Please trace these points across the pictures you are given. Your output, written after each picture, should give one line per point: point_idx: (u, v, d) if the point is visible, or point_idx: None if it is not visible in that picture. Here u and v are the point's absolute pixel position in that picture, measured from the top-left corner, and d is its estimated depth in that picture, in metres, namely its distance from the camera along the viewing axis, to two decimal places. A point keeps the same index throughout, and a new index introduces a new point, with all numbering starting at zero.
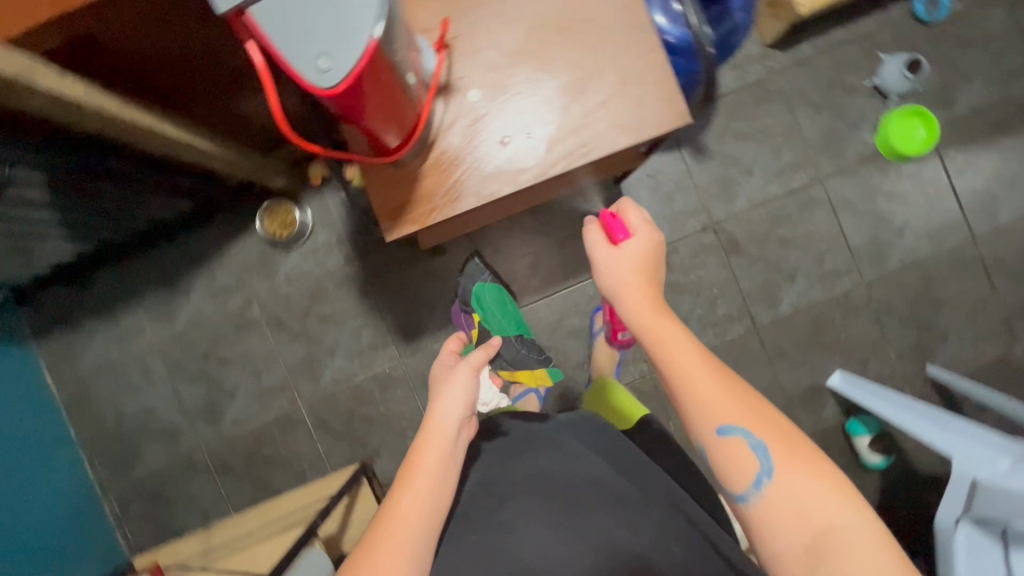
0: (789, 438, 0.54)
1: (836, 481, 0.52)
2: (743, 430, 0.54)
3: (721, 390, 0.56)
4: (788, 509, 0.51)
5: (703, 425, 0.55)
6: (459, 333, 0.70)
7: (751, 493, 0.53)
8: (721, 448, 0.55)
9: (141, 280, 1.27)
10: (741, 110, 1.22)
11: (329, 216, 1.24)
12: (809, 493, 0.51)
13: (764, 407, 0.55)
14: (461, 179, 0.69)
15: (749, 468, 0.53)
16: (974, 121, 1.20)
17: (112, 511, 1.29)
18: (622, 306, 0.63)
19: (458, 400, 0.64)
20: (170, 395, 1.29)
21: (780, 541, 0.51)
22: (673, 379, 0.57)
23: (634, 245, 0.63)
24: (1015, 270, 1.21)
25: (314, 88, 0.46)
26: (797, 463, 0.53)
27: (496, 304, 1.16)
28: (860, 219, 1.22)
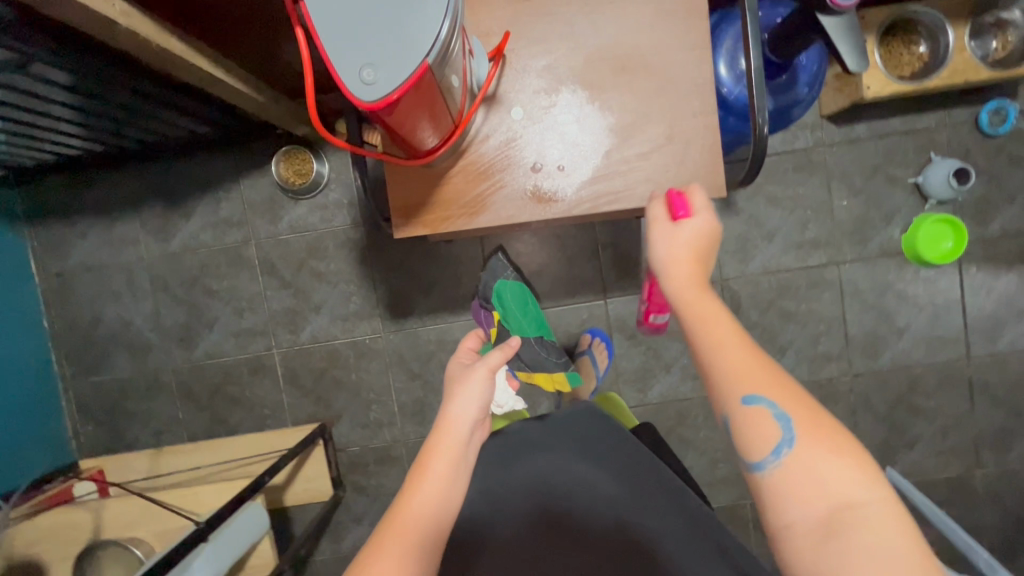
0: (818, 415, 0.49)
1: (861, 457, 0.47)
2: (769, 399, 0.49)
3: (750, 362, 0.51)
4: (808, 484, 0.46)
5: (726, 392, 0.51)
6: (478, 333, 0.77)
7: (769, 461, 0.48)
8: (744, 417, 0.50)
9: (146, 191, 1.25)
10: (779, 174, 1.19)
11: (346, 175, 1.22)
12: (833, 471, 0.46)
13: (795, 386, 0.50)
14: (483, 197, 0.69)
15: (772, 436, 0.48)
16: (1003, 243, 1.18)
17: (68, 409, 1.30)
18: (665, 277, 0.58)
19: (473, 400, 0.66)
20: (150, 311, 1.28)
21: (795, 509, 0.46)
22: (703, 342, 0.53)
23: (692, 224, 0.59)
24: (999, 398, 1.21)
25: (356, 98, 0.47)
26: (824, 440, 0.48)
27: (518, 303, 1.11)
28: (864, 311, 1.21)
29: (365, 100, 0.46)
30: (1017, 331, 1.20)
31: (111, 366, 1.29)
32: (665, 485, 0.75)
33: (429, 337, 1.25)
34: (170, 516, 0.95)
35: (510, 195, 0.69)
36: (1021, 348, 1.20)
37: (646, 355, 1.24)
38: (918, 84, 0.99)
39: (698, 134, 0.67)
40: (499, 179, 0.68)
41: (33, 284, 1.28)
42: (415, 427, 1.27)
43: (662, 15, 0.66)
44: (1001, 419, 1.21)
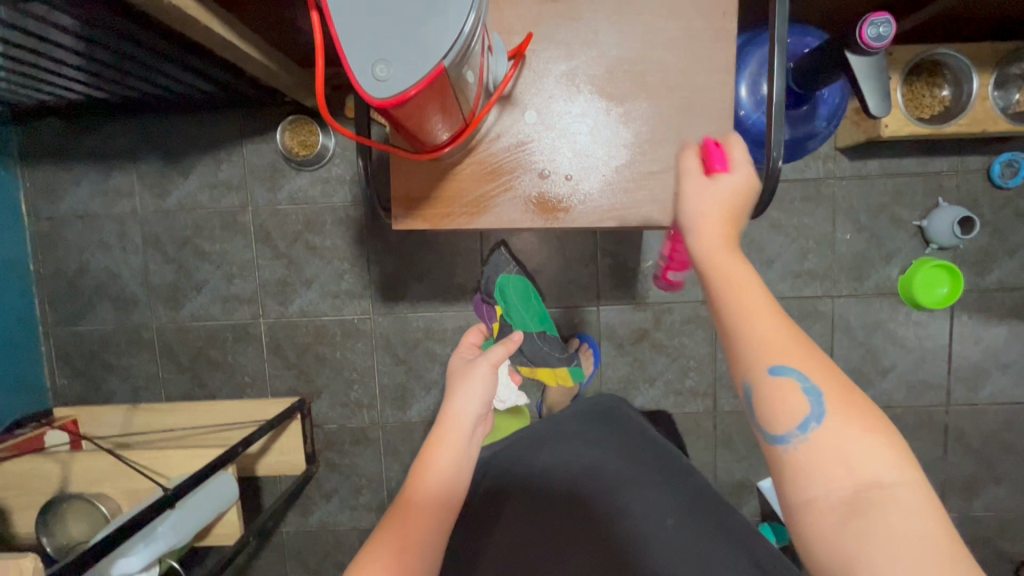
0: (848, 392, 0.46)
1: (894, 439, 0.44)
2: (798, 371, 0.46)
3: (779, 333, 0.48)
4: (832, 460, 0.43)
5: (752, 364, 0.47)
6: (478, 330, 0.78)
7: (794, 436, 0.45)
8: (769, 387, 0.46)
9: (146, 144, 1.23)
10: (786, 201, 1.19)
11: (351, 152, 1.20)
12: (862, 450, 0.43)
13: (827, 359, 0.47)
14: (488, 196, 0.67)
15: (797, 409, 0.45)
16: (998, 296, 1.19)
17: (46, 354, 1.28)
18: (694, 237, 0.56)
19: (476, 393, 0.67)
20: (138, 266, 1.26)
21: (818, 488, 0.43)
22: (731, 311, 0.49)
23: (731, 178, 0.58)
24: (972, 446, 1.23)
25: (369, 95, 0.45)
26: (854, 419, 0.45)
27: (520, 296, 1.10)
28: (852, 347, 1.22)
29: (376, 98, 0.45)
30: (999, 383, 1.21)
31: (94, 317, 1.27)
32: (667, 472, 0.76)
33: (418, 324, 1.24)
34: (139, 477, 0.95)
35: (515, 197, 0.67)
36: (1000, 401, 1.21)
37: (632, 366, 1.24)
38: (936, 129, 0.98)
39: None
40: (506, 180, 0.67)
41: (22, 225, 1.25)
42: (395, 411, 1.27)
43: (690, 34, 0.65)
44: (971, 468, 1.23)
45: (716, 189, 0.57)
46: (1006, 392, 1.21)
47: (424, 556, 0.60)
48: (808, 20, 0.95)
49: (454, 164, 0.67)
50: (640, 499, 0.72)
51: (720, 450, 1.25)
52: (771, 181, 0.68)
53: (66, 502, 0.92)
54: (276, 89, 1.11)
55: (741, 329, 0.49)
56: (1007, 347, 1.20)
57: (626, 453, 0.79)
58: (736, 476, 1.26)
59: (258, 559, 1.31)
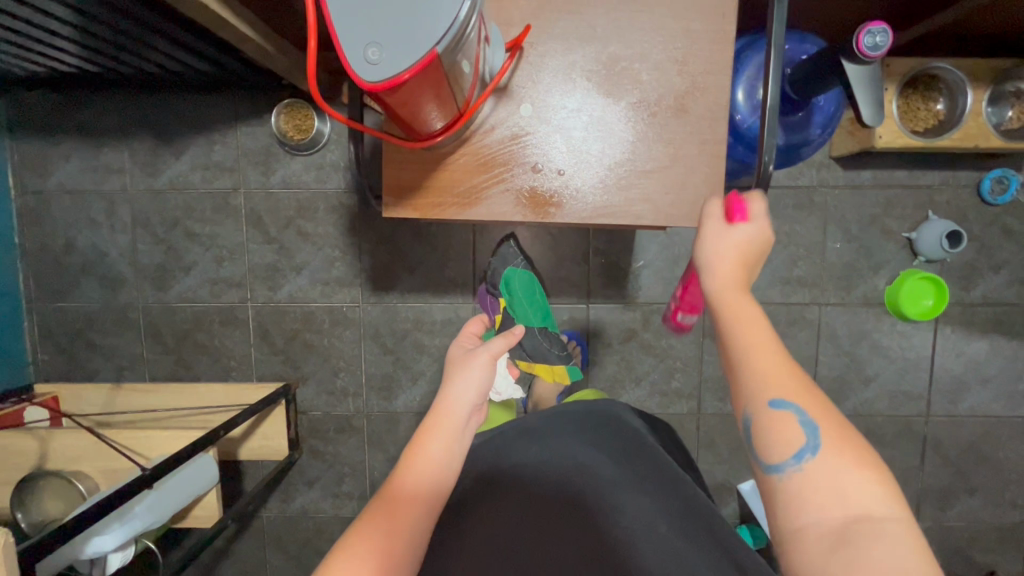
0: (844, 430, 0.49)
1: (882, 474, 0.47)
2: (795, 406, 0.50)
3: (782, 368, 0.51)
4: (823, 492, 0.46)
5: (755, 394, 0.51)
6: (482, 319, 0.78)
7: (789, 466, 0.48)
8: (766, 419, 0.50)
9: (138, 122, 1.21)
10: (779, 208, 1.19)
11: (346, 139, 1.19)
12: (855, 483, 0.46)
13: (825, 396, 0.50)
14: (479, 188, 0.67)
15: (794, 440, 0.48)
16: (981, 310, 1.20)
17: (29, 330, 1.27)
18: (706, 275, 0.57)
19: (473, 382, 0.68)
20: (126, 245, 1.25)
21: (810, 516, 0.46)
22: (733, 343, 0.53)
23: (745, 228, 0.57)
24: (949, 458, 1.24)
25: (360, 80, 0.45)
26: (847, 454, 0.48)
27: (525, 291, 1.08)
28: (837, 355, 1.23)
29: (367, 81, 0.44)
30: (978, 397, 1.23)
31: (80, 295, 1.26)
32: (665, 472, 0.72)
33: (407, 315, 1.24)
34: (118, 457, 0.94)
35: (504, 191, 0.67)
36: (978, 414, 1.23)
37: (618, 366, 1.25)
38: (928, 142, 0.99)
39: (703, 162, 0.66)
40: (496, 173, 0.67)
41: (8, 199, 1.23)
42: (380, 401, 1.26)
43: (687, 34, 0.65)
44: (948, 479, 1.25)
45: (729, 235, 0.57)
46: (984, 405, 1.23)
47: (411, 542, 0.60)
48: (808, 28, 0.95)
49: (446, 153, 0.67)
50: (629, 497, 0.68)
51: (702, 452, 1.26)
52: (762, 185, 0.68)
53: (43, 479, 0.92)
54: (273, 73, 1.10)
55: (746, 360, 0.52)
56: (987, 361, 1.22)
57: (625, 454, 0.75)
58: (717, 478, 1.27)
59: (237, 544, 1.31)
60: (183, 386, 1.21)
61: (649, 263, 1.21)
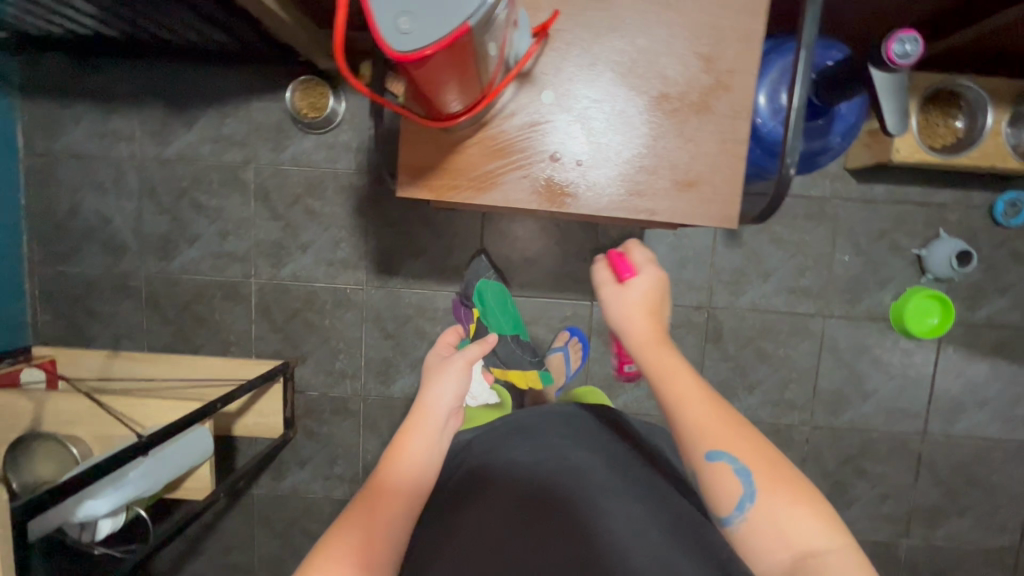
0: (772, 466, 0.55)
1: (813, 505, 0.54)
2: (729, 455, 0.56)
3: (713, 420, 0.58)
4: (769, 535, 0.53)
5: (692, 451, 0.57)
6: (457, 329, 0.81)
7: (733, 516, 0.55)
8: (709, 473, 0.56)
9: (152, 89, 1.20)
10: (790, 217, 1.19)
11: (360, 120, 1.19)
12: (793, 520, 0.53)
13: (751, 439, 0.57)
14: (492, 172, 0.67)
15: (734, 491, 0.55)
16: (985, 332, 1.20)
17: (29, 292, 1.26)
18: (626, 336, 0.65)
19: (450, 388, 0.70)
20: (132, 212, 1.24)
21: (764, 560, 0.54)
22: (671, 405, 0.59)
23: (638, 285, 0.65)
24: (942, 477, 1.24)
25: (388, 49, 0.44)
26: (780, 492, 0.55)
27: (498, 302, 1.14)
28: (837, 369, 1.23)
29: (396, 50, 0.44)
30: (975, 418, 1.22)
31: (82, 259, 1.25)
32: (655, 483, 0.71)
33: (409, 300, 1.23)
34: (113, 422, 0.94)
35: (518, 178, 0.67)
36: (974, 435, 1.23)
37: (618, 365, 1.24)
38: (945, 159, 0.99)
39: (723, 163, 0.66)
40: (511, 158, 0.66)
41: (16, 157, 1.22)
42: (377, 386, 1.26)
43: (716, 31, 0.64)
44: (939, 498, 1.25)
45: (624, 293, 0.65)
46: (981, 426, 1.23)
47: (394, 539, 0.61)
48: (833, 37, 0.94)
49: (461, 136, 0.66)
50: (622, 506, 0.65)
51: None
52: (782, 189, 0.66)
53: (38, 440, 0.92)
54: (292, 48, 1.09)
55: (683, 418, 0.58)
56: (987, 383, 1.21)
57: (616, 461, 0.73)
58: None
59: (225, 519, 1.30)
60: (182, 357, 1.20)
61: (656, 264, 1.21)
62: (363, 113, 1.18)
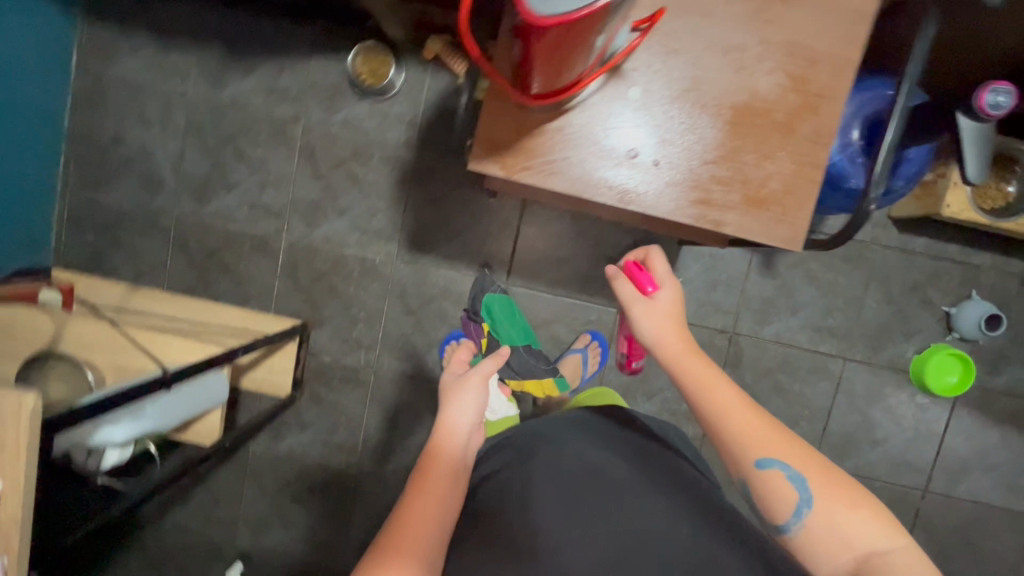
0: (825, 469, 0.55)
1: (873, 505, 0.54)
2: (781, 462, 0.55)
3: (759, 428, 0.57)
4: (829, 539, 0.53)
5: (742, 461, 0.57)
6: (471, 346, 0.77)
7: (793, 523, 0.55)
8: (759, 479, 0.56)
9: (215, 31, 1.20)
10: (827, 256, 1.19)
11: (416, 93, 1.18)
12: (854, 524, 0.53)
13: (795, 441, 0.57)
14: (566, 158, 0.66)
15: (789, 498, 0.54)
16: (1001, 399, 1.20)
17: (58, 214, 1.24)
18: (659, 350, 0.64)
19: (469, 405, 0.69)
20: (174, 151, 1.23)
21: (830, 564, 0.53)
22: (716, 415, 0.58)
23: (662, 296, 0.65)
24: (938, 535, 1.24)
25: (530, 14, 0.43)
26: (836, 493, 0.54)
27: (505, 314, 1.15)
28: (849, 413, 1.23)
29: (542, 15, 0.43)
30: (979, 482, 1.23)
31: (117, 190, 1.24)
32: (681, 479, 0.70)
33: (437, 280, 1.23)
34: (133, 354, 0.93)
35: (590, 168, 0.66)
36: (976, 499, 1.23)
37: (634, 376, 1.24)
38: (993, 221, 1.00)
39: (797, 185, 0.66)
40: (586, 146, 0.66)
41: (67, 78, 1.21)
42: (391, 360, 1.25)
43: (813, 55, 0.64)
44: (932, 556, 1.25)
45: (655, 308, 0.64)
46: (984, 491, 1.23)
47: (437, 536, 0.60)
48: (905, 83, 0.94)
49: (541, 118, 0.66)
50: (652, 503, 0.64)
51: None
52: (858, 224, 0.69)
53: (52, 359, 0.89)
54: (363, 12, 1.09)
55: (728, 429, 0.58)
56: (996, 449, 1.22)
57: (641, 459, 0.72)
58: None
59: (217, 470, 1.29)
60: (202, 301, 1.19)
61: (688, 281, 1.21)
62: (421, 86, 1.17)
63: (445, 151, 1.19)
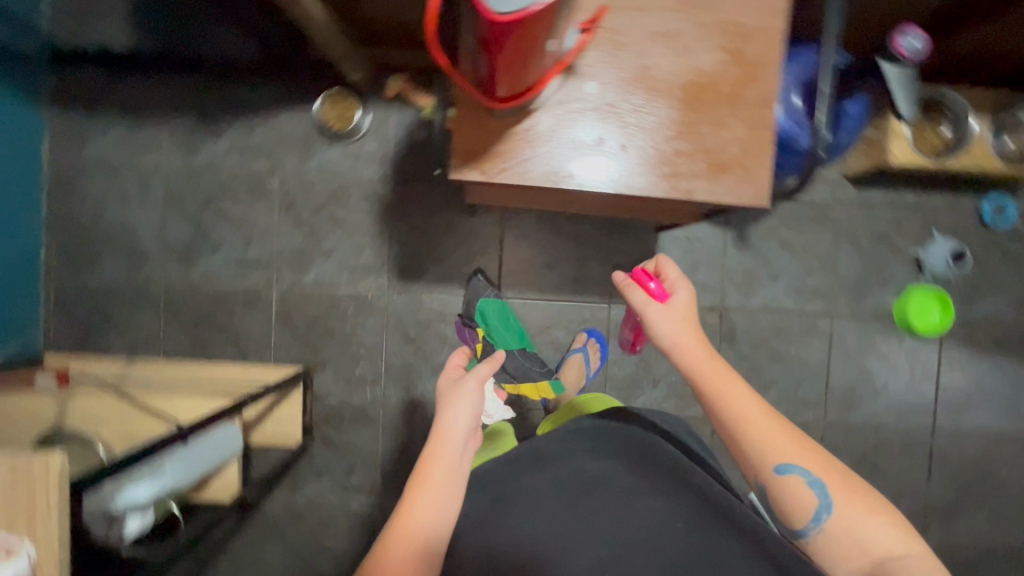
0: (844, 479, 0.61)
1: (885, 511, 0.60)
2: (801, 469, 0.61)
3: (780, 439, 0.63)
4: (847, 541, 0.58)
5: (763, 467, 0.62)
6: (466, 351, 0.81)
7: (812, 527, 0.60)
8: (780, 485, 0.61)
9: (183, 102, 1.24)
10: (796, 222, 1.26)
11: (385, 130, 1.23)
12: (870, 528, 0.58)
13: (817, 452, 0.63)
14: (534, 153, 0.71)
15: (809, 504, 0.60)
16: (983, 329, 1.26)
17: (44, 301, 1.24)
18: (678, 351, 0.69)
19: (467, 407, 0.70)
20: (156, 220, 1.25)
21: (844, 568, 0.58)
22: (737, 424, 0.63)
23: (680, 299, 0.72)
24: (955, 472, 1.27)
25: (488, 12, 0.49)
26: (853, 502, 0.60)
27: (498, 319, 1.17)
28: (847, 367, 1.27)
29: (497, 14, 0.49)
30: (981, 412, 1.27)
31: (102, 268, 1.25)
32: (676, 472, 0.71)
33: (431, 304, 1.25)
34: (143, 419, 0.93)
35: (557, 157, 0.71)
36: (982, 429, 1.27)
37: (637, 366, 1.27)
38: (938, 162, 1.07)
39: (754, 146, 0.71)
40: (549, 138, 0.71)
41: (42, 168, 1.24)
42: (396, 391, 1.26)
43: (743, 29, 0.71)
44: (955, 493, 1.27)
45: (672, 311, 0.71)
46: (988, 420, 1.27)
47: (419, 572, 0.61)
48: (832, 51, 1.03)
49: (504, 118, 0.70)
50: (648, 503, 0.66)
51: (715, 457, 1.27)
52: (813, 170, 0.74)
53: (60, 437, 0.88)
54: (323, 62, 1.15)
55: (752, 440, 0.63)
56: (989, 378, 1.27)
57: (637, 459, 0.74)
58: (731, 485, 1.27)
59: (235, 535, 1.26)
60: (201, 362, 1.19)
61: None
62: (389, 123, 1.23)
63: (420, 180, 1.24)
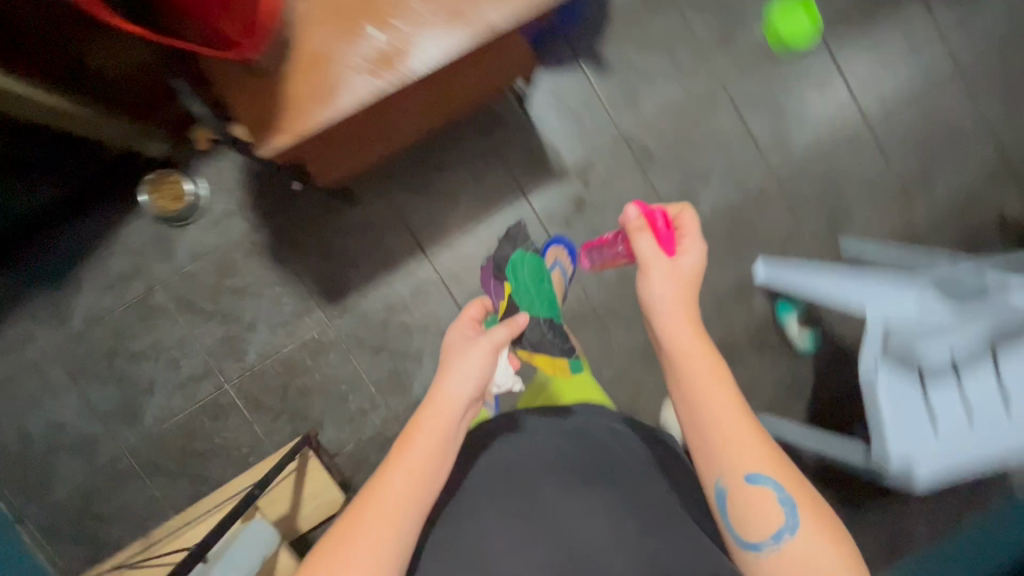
0: (813, 503, 0.62)
1: (842, 547, 0.60)
2: (773, 483, 0.62)
3: (742, 430, 0.64)
4: (797, 560, 0.59)
5: (735, 471, 0.63)
6: (481, 302, 0.81)
7: (769, 544, 0.61)
8: (746, 494, 0.62)
9: (20, 279, 1.14)
10: (634, 21, 1.23)
11: (225, 181, 1.16)
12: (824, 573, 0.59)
13: (796, 474, 0.63)
14: (737, 461, 0.63)
15: (775, 522, 0.61)
16: (845, 6, 1.28)
17: (28, 542, 1.16)
18: (660, 317, 0.72)
19: (474, 369, 0.69)
20: (79, 401, 1.17)
21: None
22: (702, 405, 0.65)
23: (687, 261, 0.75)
24: (902, 139, 1.32)
25: None
26: (810, 517, 0.61)
27: (532, 280, 1.04)
28: (759, 113, 1.26)
29: None
30: (888, 76, 1.31)
31: (65, 477, 1.18)
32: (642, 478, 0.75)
33: (376, 304, 1.20)
34: None
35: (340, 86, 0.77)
36: (899, 91, 1.31)
37: (588, 235, 1.24)
38: None
39: None
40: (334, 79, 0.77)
41: None
42: (398, 398, 1.22)
43: None
44: (907, 158, 1.32)
45: (674, 270, 0.74)
46: (897, 82, 1.31)
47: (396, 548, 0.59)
48: None
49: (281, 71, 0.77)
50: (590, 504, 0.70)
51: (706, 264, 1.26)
52: None
53: None
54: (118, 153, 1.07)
55: (718, 435, 0.64)
56: (877, 42, 1.30)
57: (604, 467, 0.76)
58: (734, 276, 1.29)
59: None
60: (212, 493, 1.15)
61: (558, 131, 1.23)
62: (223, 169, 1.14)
63: (287, 203, 1.16)
